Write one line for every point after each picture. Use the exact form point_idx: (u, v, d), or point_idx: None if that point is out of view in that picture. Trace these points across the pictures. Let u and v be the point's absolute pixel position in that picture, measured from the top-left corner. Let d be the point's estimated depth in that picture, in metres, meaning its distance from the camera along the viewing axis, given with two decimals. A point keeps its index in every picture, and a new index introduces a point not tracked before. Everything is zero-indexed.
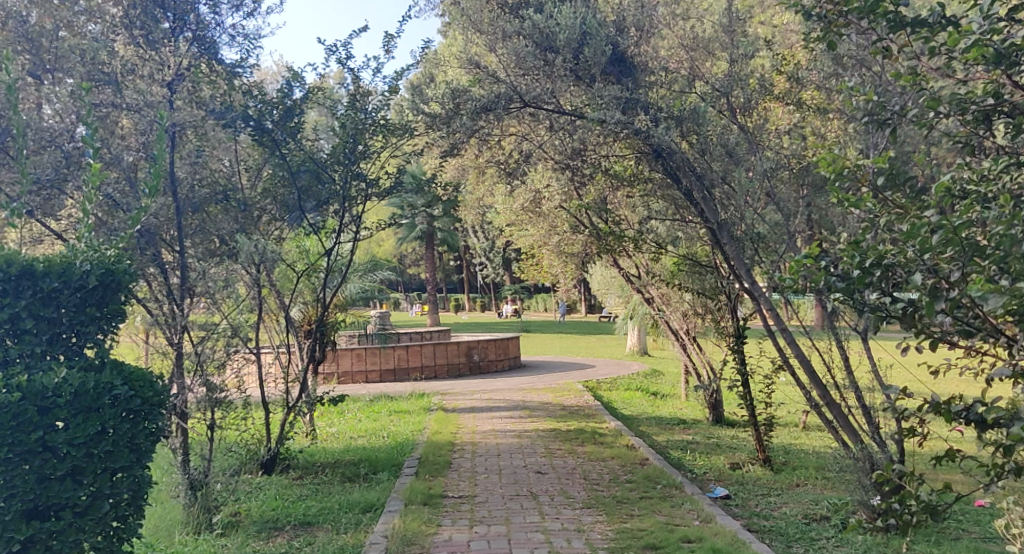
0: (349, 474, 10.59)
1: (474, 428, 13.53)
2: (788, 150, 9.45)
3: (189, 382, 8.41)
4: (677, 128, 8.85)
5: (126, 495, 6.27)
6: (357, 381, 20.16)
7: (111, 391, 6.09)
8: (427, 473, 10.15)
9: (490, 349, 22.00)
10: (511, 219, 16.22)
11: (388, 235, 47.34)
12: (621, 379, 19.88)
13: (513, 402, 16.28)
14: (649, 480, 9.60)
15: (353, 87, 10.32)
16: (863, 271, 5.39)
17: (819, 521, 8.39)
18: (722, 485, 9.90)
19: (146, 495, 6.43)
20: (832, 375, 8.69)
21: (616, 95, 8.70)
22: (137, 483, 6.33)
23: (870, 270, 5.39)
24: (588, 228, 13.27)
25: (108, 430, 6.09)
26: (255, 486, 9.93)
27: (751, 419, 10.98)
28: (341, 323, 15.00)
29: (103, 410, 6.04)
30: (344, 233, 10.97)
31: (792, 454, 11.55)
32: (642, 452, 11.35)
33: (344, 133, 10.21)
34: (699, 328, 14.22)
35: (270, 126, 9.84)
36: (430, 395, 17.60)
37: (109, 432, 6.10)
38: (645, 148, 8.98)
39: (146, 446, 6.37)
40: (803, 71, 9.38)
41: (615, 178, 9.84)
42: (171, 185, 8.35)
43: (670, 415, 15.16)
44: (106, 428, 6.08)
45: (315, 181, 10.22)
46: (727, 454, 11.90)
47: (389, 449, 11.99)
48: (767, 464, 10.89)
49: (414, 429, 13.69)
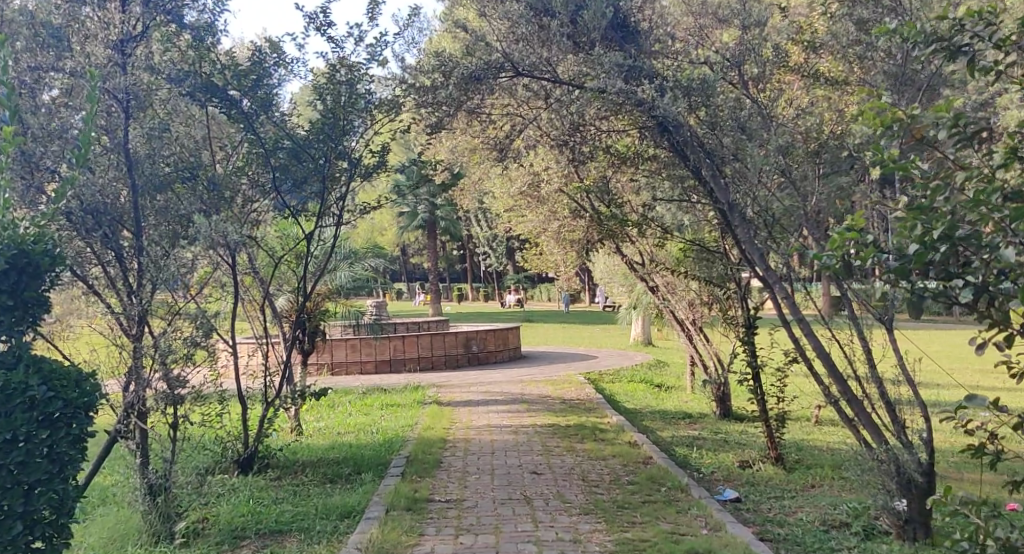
0: (331, 475, 9.90)
1: (469, 423, 12.84)
2: (804, 125, 8.67)
3: (150, 378, 7.70)
4: (684, 98, 8.08)
5: (46, 514, 5.87)
6: (351, 372, 19.45)
7: (25, 392, 5.67)
8: (415, 473, 9.49)
9: (489, 340, 21.28)
10: (511, 204, 15.62)
11: (389, 223, 46.60)
12: (624, 370, 19.14)
13: (511, 395, 15.55)
14: (653, 482, 8.87)
15: (335, 58, 9.59)
16: (925, 247, 4.79)
17: (839, 529, 7.68)
18: (732, 486, 9.17)
19: (72, 510, 5.97)
20: (854, 368, 7.92)
21: (618, 62, 8.00)
22: (58, 499, 5.86)
23: (935, 245, 4.79)
24: (590, 211, 12.57)
25: (20, 439, 5.68)
26: (228, 489, 9.24)
27: (763, 415, 10.25)
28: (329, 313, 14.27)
29: (12, 416, 5.63)
30: (329, 218, 10.32)
31: (806, 452, 10.83)
32: (647, 450, 10.63)
33: (324, 108, 9.58)
34: (706, 318, 13.56)
35: (240, 97, 9.19)
36: (425, 388, 16.90)
37: (21, 441, 5.68)
38: (650, 122, 8.25)
39: (69, 455, 5.89)
40: (822, 38, 8.73)
41: (616, 157, 9.33)
42: (126, 159, 7.86)
43: (675, 409, 14.44)
44: (17, 437, 5.66)
45: (294, 159, 9.53)
46: (736, 451, 11.17)
47: (377, 447, 11.29)
48: (780, 463, 10.17)
49: (406, 425, 12.98)
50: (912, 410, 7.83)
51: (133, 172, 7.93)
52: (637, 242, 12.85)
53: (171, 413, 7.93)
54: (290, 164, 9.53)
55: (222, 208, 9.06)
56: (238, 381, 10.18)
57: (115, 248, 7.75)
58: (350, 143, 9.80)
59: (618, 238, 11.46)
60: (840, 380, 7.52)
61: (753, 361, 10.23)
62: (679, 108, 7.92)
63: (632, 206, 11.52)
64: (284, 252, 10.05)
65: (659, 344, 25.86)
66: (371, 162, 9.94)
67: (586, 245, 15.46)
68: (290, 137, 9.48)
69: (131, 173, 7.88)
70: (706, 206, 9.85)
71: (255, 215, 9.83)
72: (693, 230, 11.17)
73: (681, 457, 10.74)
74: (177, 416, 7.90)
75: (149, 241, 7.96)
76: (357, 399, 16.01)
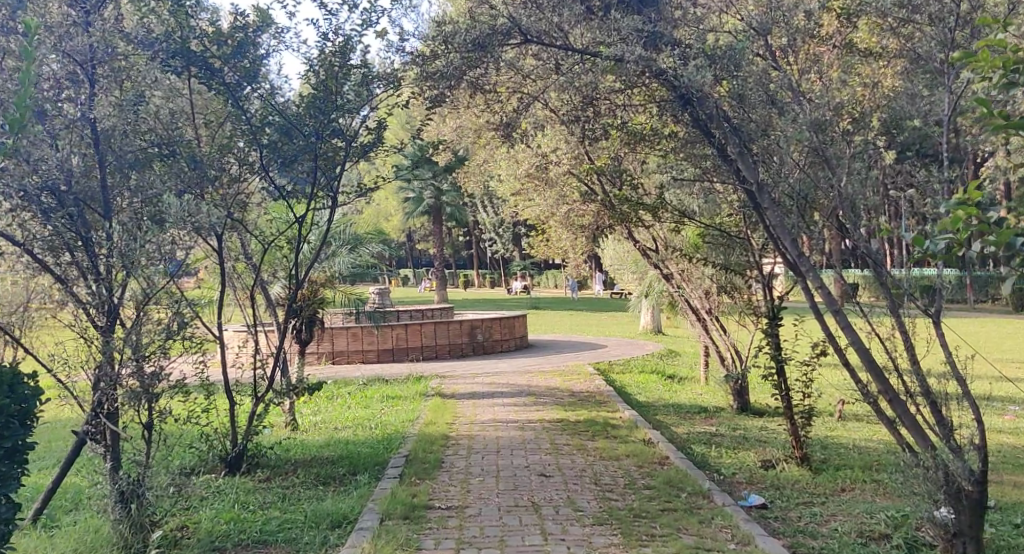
0: (323, 476, 9.24)
1: (473, 417, 12.19)
2: (837, 98, 8.01)
3: (124, 373, 7.08)
4: (710, 68, 7.38)
5: None
6: (352, 361, 18.80)
7: None
8: (414, 475, 8.84)
9: (495, 329, 20.58)
10: (516, 187, 14.97)
11: (394, 209, 45.89)
12: (635, 360, 18.43)
13: (518, 387, 14.88)
14: (672, 486, 8.19)
15: (330, 30, 8.90)
16: None
17: (878, 542, 6.99)
18: (756, 490, 8.49)
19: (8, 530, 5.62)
20: (894, 364, 7.23)
21: (637, 27, 7.41)
22: None
23: None
24: (601, 194, 11.90)
25: None
26: (210, 492, 8.62)
27: (788, 411, 9.53)
28: (328, 301, 13.63)
29: None
30: (322, 202, 9.68)
31: (831, 450, 10.12)
32: (662, 449, 9.95)
33: (315, 83, 9.00)
34: (722, 307, 12.88)
35: (220, 67, 8.58)
36: (428, 379, 16.25)
37: None
38: (671, 95, 7.61)
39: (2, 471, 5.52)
40: (857, 5, 8.12)
41: (632, 134, 8.71)
42: (91, 130, 7.43)
43: (690, 402, 13.74)
44: None
45: (283, 137, 8.91)
46: (757, 450, 10.47)
47: (374, 445, 10.62)
48: (806, 463, 9.46)
49: (406, 419, 12.31)
50: (958, 410, 7.14)
51: (101, 147, 7.44)
52: (651, 227, 12.18)
53: (147, 413, 7.28)
54: (279, 142, 8.91)
55: (201, 187, 8.56)
56: (224, 376, 9.51)
57: (80, 230, 7.23)
58: (343, 119, 9.16)
59: (631, 222, 10.78)
60: (881, 376, 6.84)
61: (777, 354, 9.48)
62: (703, 78, 7.28)
63: (647, 188, 10.84)
64: (273, 237, 9.36)
65: (670, 333, 25.13)
66: (365, 140, 9.29)
67: (595, 230, 14.79)
68: (279, 114, 8.90)
69: (97, 147, 7.43)
70: (728, 187, 9.15)
71: (243, 196, 9.18)
72: (711, 212, 10.51)
73: (699, 456, 10.06)
74: (153, 415, 7.26)
75: (123, 223, 7.36)
76: (356, 391, 15.36)
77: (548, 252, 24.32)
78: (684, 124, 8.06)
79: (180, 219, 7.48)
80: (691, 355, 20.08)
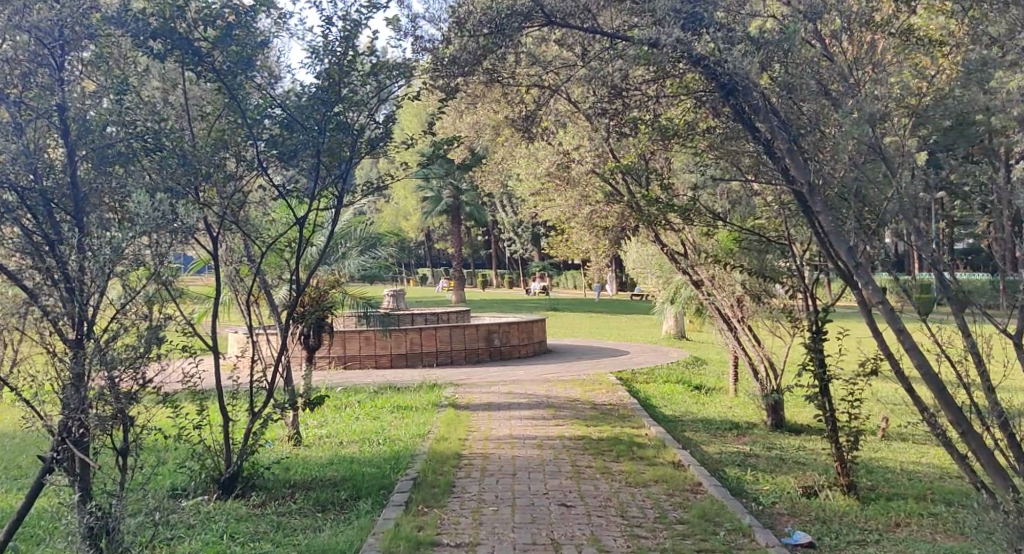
0: (323, 502, 8.50)
1: (488, 433, 11.39)
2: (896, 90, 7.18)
3: (95, 393, 6.38)
4: (756, 54, 6.59)
5: None
6: (365, 366, 18.08)
7: None
8: (421, 503, 8.10)
9: (513, 333, 19.75)
10: (536, 187, 14.15)
11: (412, 209, 45.12)
12: (659, 369, 17.60)
13: (536, 398, 14.08)
14: (707, 520, 7.44)
15: (338, 14, 8.13)
16: None
17: None
18: (800, 524, 7.68)
19: None
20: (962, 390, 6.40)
21: (675, 7, 6.64)
22: None
23: None
24: (628, 194, 11.08)
25: None
26: (198, 519, 7.89)
27: (832, 434, 8.68)
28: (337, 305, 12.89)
29: None
30: (326, 202, 8.91)
31: (878, 475, 9.27)
32: (693, 473, 9.16)
33: (322, 72, 8.23)
34: (756, 316, 12.04)
35: (208, 51, 7.86)
36: (442, 388, 15.48)
37: None
38: (712, 84, 6.82)
39: None
40: None
41: (664, 129, 7.92)
42: (59, 117, 6.69)
43: (719, 417, 12.91)
44: None
45: (284, 130, 8.20)
46: (796, 473, 9.64)
47: (381, 463, 9.85)
48: (852, 491, 8.60)
49: (417, 433, 11.53)
50: None
51: (70, 136, 6.73)
52: (681, 229, 11.36)
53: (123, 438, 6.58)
54: (279, 135, 8.19)
55: (189, 182, 7.80)
56: (219, 390, 8.77)
57: (45, 232, 6.51)
58: (348, 112, 8.43)
59: (661, 224, 9.98)
60: (951, 404, 6.00)
61: (821, 370, 8.64)
62: (748, 64, 6.51)
63: (677, 188, 10.04)
64: (272, 240, 8.61)
65: (694, 339, 24.29)
66: (372, 133, 8.56)
67: (620, 232, 13.96)
68: (281, 105, 8.18)
69: (67, 137, 6.71)
70: (770, 186, 8.32)
71: (241, 194, 8.45)
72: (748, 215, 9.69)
73: (734, 481, 9.27)
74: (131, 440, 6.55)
75: (95, 220, 6.64)
76: (367, 400, 14.63)
77: (569, 253, 23.52)
78: (726, 117, 7.25)
79: (164, 221, 6.60)
80: (717, 362, 19.24)
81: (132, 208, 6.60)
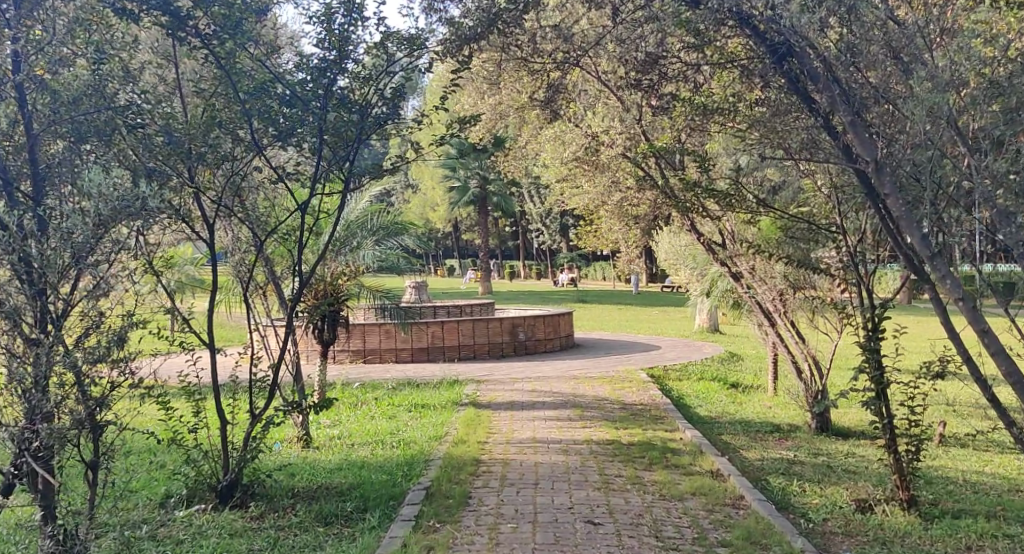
0: (326, 514, 7.74)
1: (509, 435, 10.59)
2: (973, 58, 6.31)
3: (57, 397, 5.70)
4: (815, 13, 5.80)
5: None
6: (385, 360, 17.34)
7: None
8: (434, 519, 7.36)
9: (539, 327, 18.91)
10: (564, 173, 13.32)
11: (439, 200, 44.38)
12: (692, 365, 16.70)
13: (562, 397, 13.27)
14: (753, 543, 6.75)
15: None
16: None
17: None
18: (857, 547, 6.88)
19: None
20: None
21: None
22: None
23: None
24: (662, 178, 10.26)
25: None
26: (187, 535, 7.19)
27: (890, 444, 7.83)
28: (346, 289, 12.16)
29: None
30: (331, 186, 8.12)
31: (939, 486, 8.41)
32: (733, 485, 8.35)
33: (326, 42, 7.46)
34: (801, 310, 11.16)
35: (193, 15, 7.10)
36: (463, 385, 14.72)
37: None
38: (765, 49, 6.04)
39: None
40: None
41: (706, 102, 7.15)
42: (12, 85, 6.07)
43: (760, 419, 12.04)
44: None
45: (282, 105, 7.42)
46: (847, 484, 8.79)
47: (393, 470, 9.05)
48: (913, 508, 7.78)
49: (434, 435, 10.75)
50: None
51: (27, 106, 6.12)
52: (720, 216, 10.51)
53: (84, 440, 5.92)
54: (274, 110, 7.36)
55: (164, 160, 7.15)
56: (214, 392, 8.01)
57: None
58: (353, 84, 7.64)
59: (698, 211, 9.14)
60: None
61: (878, 372, 7.77)
62: (805, 25, 5.71)
63: (717, 172, 9.21)
64: (271, 228, 7.83)
65: (728, 333, 23.33)
66: (376, 110, 7.69)
67: (653, 220, 13.10)
68: (279, 80, 7.42)
69: (24, 107, 6.09)
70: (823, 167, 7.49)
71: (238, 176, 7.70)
72: (796, 201, 8.82)
73: (779, 493, 8.43)
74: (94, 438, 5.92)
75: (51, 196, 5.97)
76: (385, 397, 13.87)
77: (599, 244, 22.63)
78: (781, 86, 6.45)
79: (133, 210, 5.91)
80: (754, 359, 18.28)
81: (84, 180, 5.90)
